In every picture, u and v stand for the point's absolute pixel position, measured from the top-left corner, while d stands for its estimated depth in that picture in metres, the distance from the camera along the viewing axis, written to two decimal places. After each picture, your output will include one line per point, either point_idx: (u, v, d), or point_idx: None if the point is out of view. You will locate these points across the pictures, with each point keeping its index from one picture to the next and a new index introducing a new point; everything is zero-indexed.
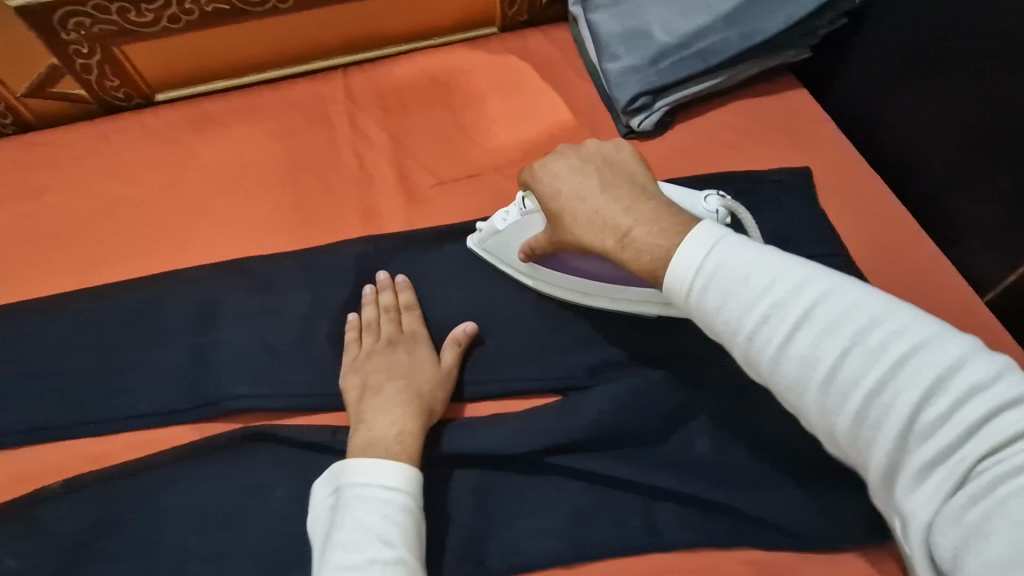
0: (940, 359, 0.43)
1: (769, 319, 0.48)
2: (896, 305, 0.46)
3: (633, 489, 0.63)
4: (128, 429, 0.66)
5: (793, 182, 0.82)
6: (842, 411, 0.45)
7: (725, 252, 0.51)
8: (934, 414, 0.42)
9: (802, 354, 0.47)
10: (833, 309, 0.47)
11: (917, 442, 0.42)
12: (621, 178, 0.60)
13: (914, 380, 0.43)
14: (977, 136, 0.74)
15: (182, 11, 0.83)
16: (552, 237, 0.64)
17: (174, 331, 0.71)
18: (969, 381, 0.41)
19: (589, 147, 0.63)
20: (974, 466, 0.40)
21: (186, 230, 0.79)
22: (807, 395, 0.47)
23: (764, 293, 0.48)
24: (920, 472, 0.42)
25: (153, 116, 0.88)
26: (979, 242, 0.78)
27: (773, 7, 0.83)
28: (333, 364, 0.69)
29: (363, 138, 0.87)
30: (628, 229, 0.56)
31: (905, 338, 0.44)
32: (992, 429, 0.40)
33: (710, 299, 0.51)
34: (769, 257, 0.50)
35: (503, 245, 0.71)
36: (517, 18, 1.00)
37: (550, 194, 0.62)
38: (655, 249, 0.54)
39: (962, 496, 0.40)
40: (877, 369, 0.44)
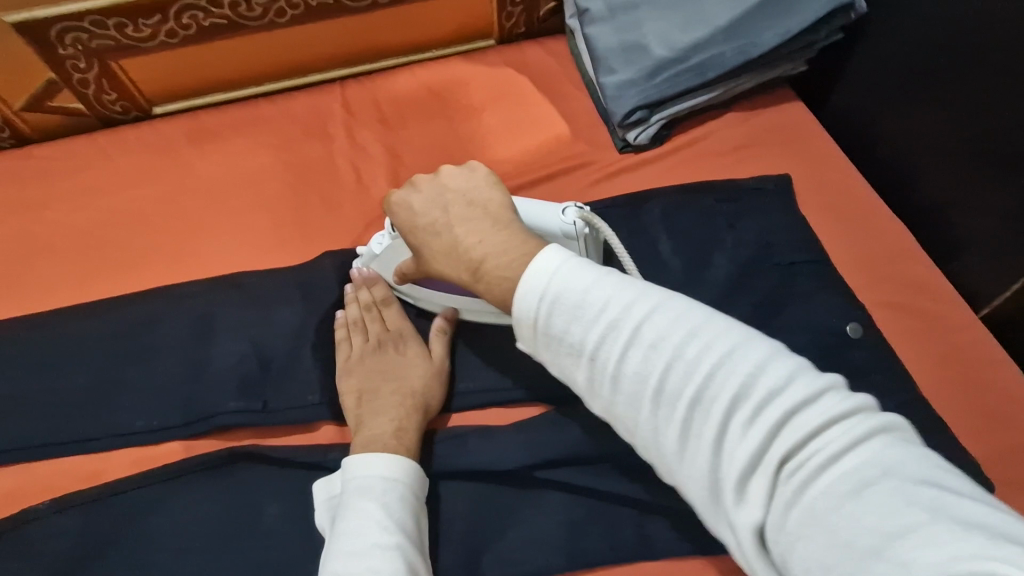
0: (744, 363, 0.42)
1: (602, 340, 0.46)
2: (705, 313, 0.46)
3: (626, 503, 0.62)
4: (122, 447, 0.66)
5: (771, 188, 0.82)
6: (670, 425, 0.44)
7: (561, 275, 0.48)
8: (745, 421, 0.41)
9: (630, 371, 0.45)
10: (654, 324, 0.45)
11: (734, 450, 0.41)
12: (476, 205, 0.58)
13: (726, 389, 0.42)
14: (972, 151, 0.75)
15: (180, 26, 0.84)
16: (420, 266, 0.63)
17: (168, 346, 0.71)
18: (771, 385, 0.41)
19: (443, 175, 0.61)
20: (787, 467, 0.39)
21: (181, 244, 0.79)
22: (642, 412, 0.45)
23: (595, 312, 0.47)
24: (742, 480, 0.40)
25: (150, 130, 0.88)
26: (975, 256, 0.78)
27: (768, 23, 0.83)
28: (325, 379, 0.69)
29: (358, 150, 0.87)
30: (481, 260, 0.54)
31: (714, 346, 0.43)
32: (796, 428, 0.39)
33: (552, 323, 0.48)
34: (597, 274, 0.48)
35: (383, 267, 0.70)
36: (514, 30, 1.01)
37: (408, 225, 0.61)
38: (504, 284, 0.52)
39: (781, 500, 0.39)
40: (694, 380, 0.43)
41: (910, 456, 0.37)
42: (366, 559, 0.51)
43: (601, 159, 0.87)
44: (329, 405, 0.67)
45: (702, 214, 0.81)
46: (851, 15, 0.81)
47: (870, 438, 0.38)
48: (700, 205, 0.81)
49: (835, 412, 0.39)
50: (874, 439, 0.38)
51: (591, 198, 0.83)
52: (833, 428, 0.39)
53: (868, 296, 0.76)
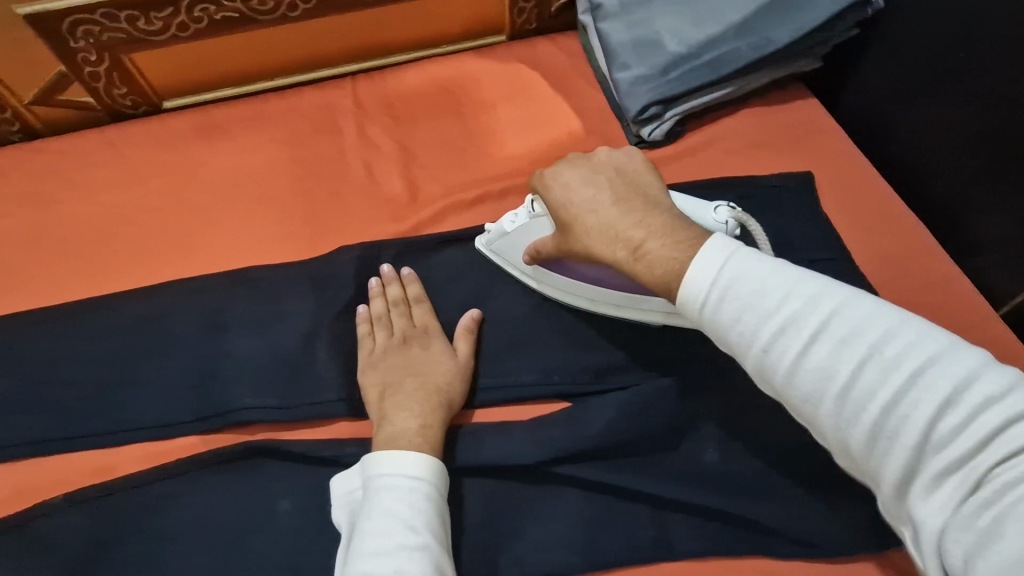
0: (951, 368, 0.42)
1: (784, 330, 0.47)
2: (908, 317, 0.45)
3: (643, 499, 0.61)
4: (133, 442, 0.65)
5: (794, 188, 0.82)
6: (858, 422, 0.44)
7: (741, 263, 0.49)
8: (951, 424, 0.40)
9: (812, 363, 0.46)
10: (850, 321, 0.45)
11: (934, 452, 0.41)
12: (633, 188, 0.59)
13: (931, 391, 0.41)
14: (987, 148, 0.74)
15: (192, 19, 0.83)
16: (560, 243, 0.63)
17: (181, 340, 0.70)
18: (986, 393, 0.40)
19: (602, 156, 0.62)
20: (993, 476, 0.39)
21: (193, 239, 0.78)
22: (822, 406, 0.45)
23: (780, 304, 0.47)
24: (933, 480, 0.41)
25: (160, 124, 0.87)
26: (994, 254, 0.78)
27: (785, 18, 0.82)
28: (338, 374, 0.68)
29: (370, 145, 0.86)
30: (642, 242, 0.55)
31: (917, 349, 0.43)
32: (1011, 438, 0.39)
33: (726, 310, 0.49)
34: (785, 267, 0.49)
35: (512, 247, 0.70)
36: (525, 26, 1.00)
37: (561, 199, 0.61)
38: (668, 263, 0.53)
39: (975, 505, 0.39)
40: (892, 379, 0.43)
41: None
42: (393, 560, 0.50)
43: None
44: (344, 400, 0.66)
45: None
46: (867, 11, 0.81)
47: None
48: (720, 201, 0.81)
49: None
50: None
51: None
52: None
53: (890, 296, 0.75)
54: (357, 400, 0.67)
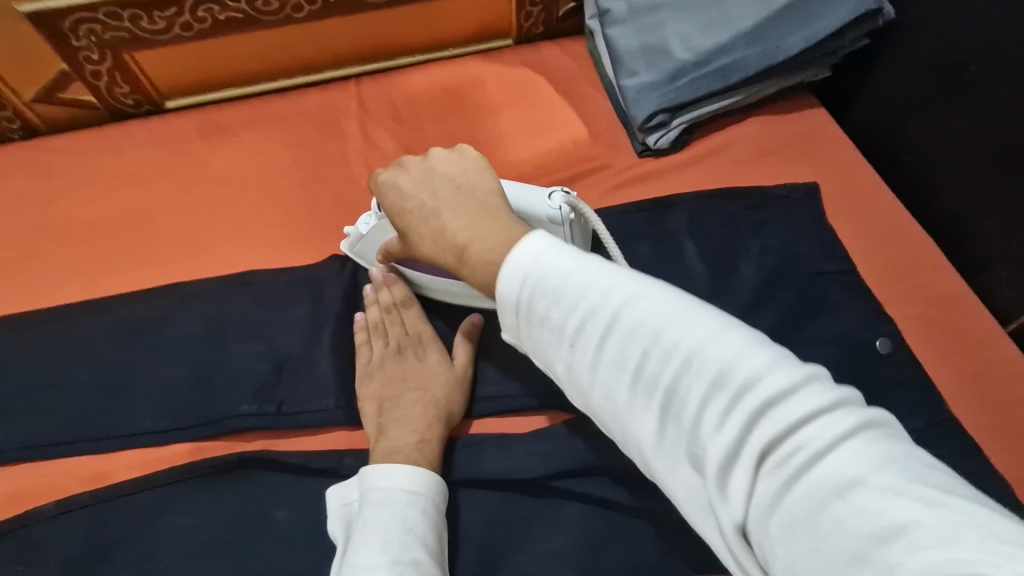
0: (717, 354, 0.40)
1: (581, 324, 0.45)
2: (685, 300, 0.44)
3: (646, 516, 0.60)
4: (128, 447, 0.64)
5: (802, 198, 0.81)
6: (648, 412, 0.43)
7: (541, 257, 0.47)
8: (721, 410, 0.39)
9: (606, 356, 0.44)
10: (635, 309, 0.44)
11: (710, 441, 0.39)
12: (465, 188, 0.55)
13: (700, 377, 0.40)
14: (998, 163, 0.73)
15: (195, 19, 0.82)
16: (405, 247, 0.61)
17: (177, 345, 0.70)
18: (748, 374, 0.39)
19: (434, 157, 0.58)
20: (768, 461, 0.37)
21: (193, 241, 0.78)
22: (621, 398, 0.44)
23: (573, 297, 0.45)
24: (722, 474, 0.39)
25: (163, 125, 0.87)
26: (1003, 270, 0.76)
27: (794, 27, 0.81)
28: (338, 382, 0.67)
29: (374, 148, 0.85)
30: (467, 243, 0.52)
31: (690, 335, 0.41)
32: (778, 420, 0.37)
33: (533, 307, 0.47)
34: (578, 256, 0.47)
35: (370, 248, 0.69)
36: (532, 31, 0.99)
37: (396, 204, 0.58)
38: (487, 267, 0.50)
39: (762, 496, 0.37)
40: (670, 369, 0.41)
41: (898, 454, 0.35)
42: None
43: (620, 163, 0.86)
44: (342, 409, 0.66)
45: (723, 219, 0.79)
46: (879, 20, 0.80)
47: (855, 434, 0.36)
48: (728, 211, 0.80)
49: (820, 405, 0.37)
50: (861, 434, 0.36)
51: (612, 203, 0.82)
52: (817, 420, 0.37)
53: (897, 311, 0.74)
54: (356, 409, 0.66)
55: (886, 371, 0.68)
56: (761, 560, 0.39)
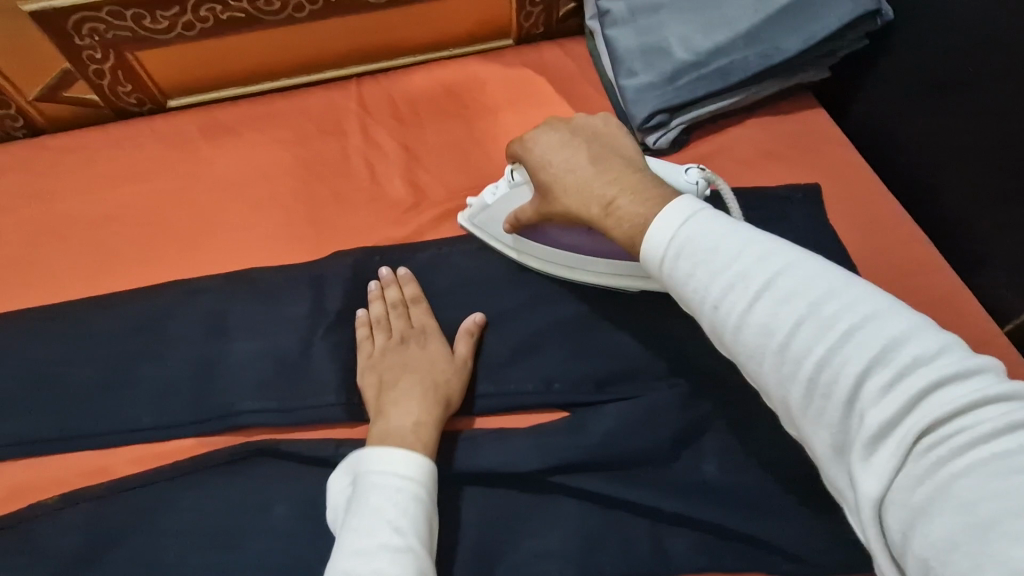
0: (886, 329, 0.40)
1: (730, 287, 0.45)
2: (852, 278, 0.43)
3: (642, 512, 0.61)
4: (130, 443, 0.65)
5: (801, 198, 0.81)
6: (795, 380, 0.42)
7: (701, 223, 0.49)
8: (881, 384, 0.38)
9: (756, 322, 0.44)
10: (793, 279, 0.44)
11: (865, 413, 0.39)
12: (610, 151, 0.59)
13: (864, 349, 0.40)
14: (999, 164, 0.73)
15: (197, 18, 0.83)
16: (538, 207, 0.64)
17: (181, 341, 0.70)
18: (917, 353, 0.38)
19: (578, 120, 0.63)
20: (926, 438, 0.37)
21: (195, 239, 0.78)
22: (765, 365, 0.44)
23: (725, 261, 0.46)
24: (869, 446, 0.38)
25: (165, 123, 0.87)
26: (1000, 271, 0.76)
27: (794, 28, 0.82)
28: (337, 379, 0.67)
29: (375, 147, 0.86)
30: (613, 198, 0.55)
31: (855, 309, 0.41)
32: (946, 399, 0.37)
33: (678, 268, 0.48)
34: (736, 227, 0.48)
35: (492, 220, 0.71)
36: (532, 31, 0.99)
37: (539, 161, 0.61)
38: (635, 218, 0.53)
39: (911, 470, 0.37)
40: (828, 339, 0.41)
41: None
42: (373, 560, 0.49)
43: None
44: (342, 405, 0.66)
45: None
46: (878, 21, 0.80)
47: None
48: (727, 210, 0.80)
49: (993, 393, 0.36)
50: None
51: None
52: (988, 407, 0.36)
53: None
54: (356, 405, 0.66)
55: None
56: (898, 540, 0.37)
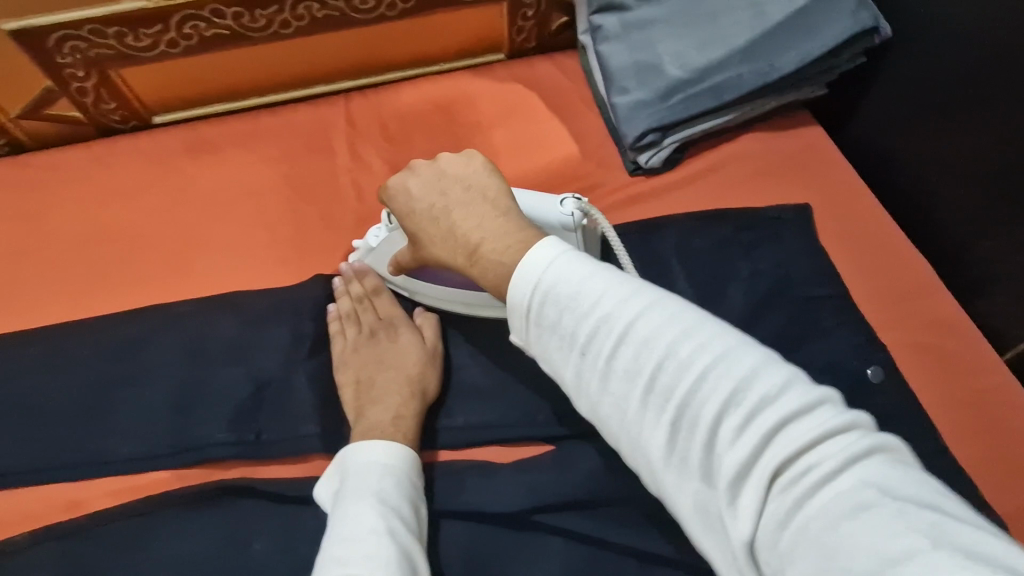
0: (735, 367, 0.41)
1: (594, 332, 0.45)
2: (700, 315, 0.45)
3: (629, 551, 0.59)
4: (106, 474, 0.63)
5: (794, 220, 0.79)
6: (658, 424, 0.43)
7: (563, 265, 0.48)
8: (735, 426, 0.39)
9: (618, 365, 0.44)
10: (650, 322, 0.44)
11: (724, 455, 0.39)
12: (469, 190, 0.58)
13: (717, 391, 0.40)
14: (999, 187, 0.71)
15: (181, 36, 0.81)
16: (415, 253, 0.63)
17: (159, 368, 0.69)
18: (765, 391, 0.40)
19: (442, 161, 0.60)
20: (781, 478, 0.38)
21: (176, 261, 0.77)
22: (631, 409, 0.44)
23: (587, 304, 0.46)
24: (733, 488, 0.39)
25: (149, 140, 0.86)
26: (1000, 296, 0.75)
27: (788, 45, 0.80)
28: (318, 408, 0.66)
29: (362, 166, 0.84)
30: (478, 243, 0.54)
31: (705, 348, 0.42)
32: (792, 437, 0.38)
33: (547, 313, 0.48)
34: (596, 267, 0.48)
35: (380, 261, 0.71)
36: (524, 45, 0.98)
37: (403, 207, 0.60)
38: (497, 268, 0.52)
39: (772, 511, 0.37)
40: (683, 382, 0.42)
41: (909, 480, 0.36)
42: (364, 544, 0.50)
43: (612, 183, 0.85)
44: (322, 435, 0.65)
45: (713, 242, 0.78)
46: (876, 39, 0.79)
47: (863, 454, 0.37)
48: (718, 233, 0.78)
49: (832, 426, 0.38)
50: (870, 458, 0.37)
51: None
52: (829, 440, 0.38)
53: (891, 338, 0.72)
54: (336, 435, 0.65)
55: (878, 402, 0.67)
56: None
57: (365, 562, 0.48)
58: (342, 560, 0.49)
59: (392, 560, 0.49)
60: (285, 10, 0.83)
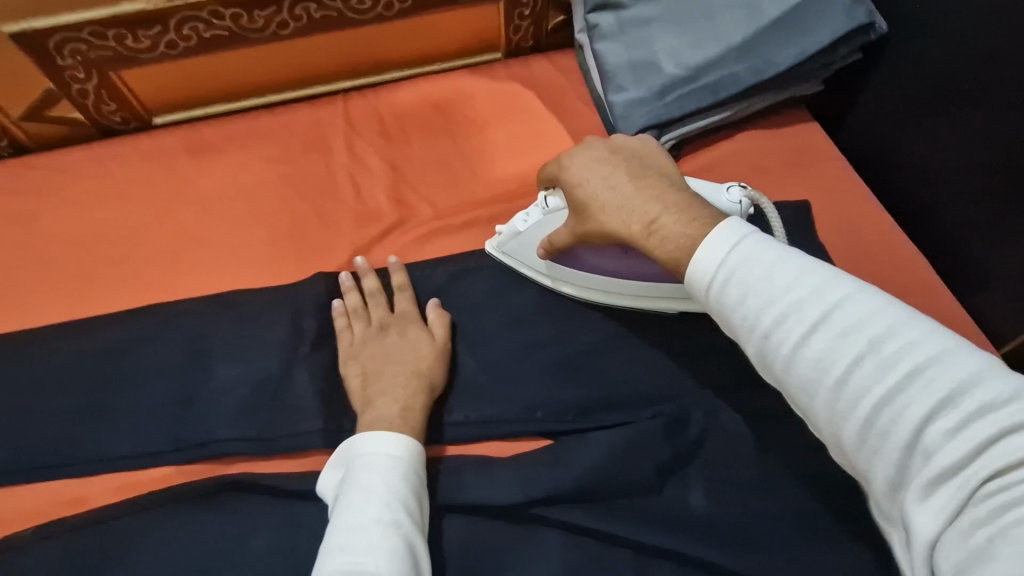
0: (952, 371, 0.39)
1: (790, 320, 0.44)
2: (914, 316, 0.42)
3: (624, 544, 0.60)
4: (108, 471, 0.64)
5: (792, 216, 0.79)
6: (851, 419, 0.41)
7: (753, 252, 0.47)
8: (946, 428, 0.37)
9: (812, 355, 0.43)
10: (855, 315, 0.42)
11: (929, 456, 0.38)
12: (646, 168, 0.58)
13: (929, 391, 0.39)
14: (997, 182, 0.71)
15: (180, 37, 0.82)
16: (574, 229, 0.62)
17: (161, 366, 0.69)
18: (985, 399, 0.37)
19: (617, 140, 0.61)
20: (988, 485, 0.36)
21: (177, 260, 0.77)
22: (819, 400, 0.43)
23: (779, 291, 0.45)
24: (927, 486, 0.38)
25: (149, 141, 0.86)
26: (994, 291, 0.75)
27: (785, 42, 0.80)
28: (316, 406, 0.66)
29: (360, 165, 0.85)
30: (656, 215, 0.53)
31: (919, 348, 0.40)
32: (1010, 448, 0.35)
33: (734, 297, 0.47)
34: (796, 259, 0.46)
35: (525, 246, 0.71)
36: (521, 44, 0.98)
37: (573, 179, 0.60)
38: (678, 239, 0.51)
39: (970, 515, 0.36)
40: (888, 380, 0.40)
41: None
42: (366, 534, 0.50)
43: None
44: (322, 432, 0.65)
45: None
46: (871, 35, 0.79)
47: None
48: None
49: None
50: None
51: None
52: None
53: None
54: (334, 431, 0.65)
55: None
56: None
57: (369, 553, 0.49)
58: (347, 550, 0.50)
59: (396, 555, 0.50)
60: (283, 11, 0.83)
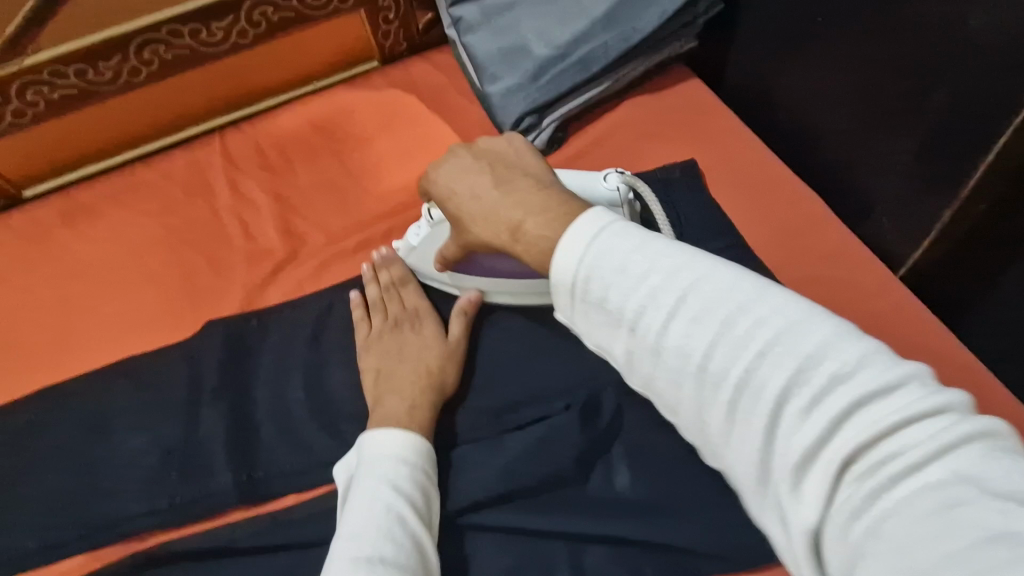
0: (802, 342, 0.35)
1: (642, 306, 0.40)
2: (765, 284, 0.39)
3: (558, 537, 0.60)
4: (20, 570, 0.61)
5: (681, 178, 0.79)
6: (713, 405, 0.37)
7: (608, 238, 0.43)
8: (802, 407, 0.34)
9: (670, 341, 0.39)
10: (703, 291, 0.39)
11: (790, 439, 0.34)
12: (509, 169, 0.55)
13: (780, 367, 0.35)
14: (864, 103, 0.70)
15: (26, 103, 0.78)
16: (459, 242, 0.58)
17: (64, 449, 0.67)
18: (837, 368, 0.34)
19: (481, 145, 0.59)
20: (855, 466, 0.32)
21: (65, 337, 0.74)
22: (684, 388, 0.39)
23: (632, 276, 0.41)
24: (795, 477, 0.33)
25: (20, 217, 0.82)
26: (884, 216, 0.75)
27: (645, 5, 0.79)
28: (227, 461, 0.64)
29: (244, 202, 0.82)
30: (520, 219, 0.49)
31: (771, 319, 0.37)
32: (873, 419, 0.32)
33: (590, 287, 0.43)
34: (643, 239, 0.43)
35: (423, 258, 0.71)
36: (396, 49, 0.95)
37: (444, 193, 0.57)
38: (542, 241, 0.47)
39: (843, 499, 0.32)
40: (743, 358, 0.36)
41: (1015, 472, 0.29)
42: (374, 531, 0.50)
43: None
44: (235, 487, 0.63)
45: None
46: None
47: (964, 444, 0.31)
48: None
49: (916, 410, 0.31)
50: (969, 446, 0.30)
51: None
52: (916, 426, 0.31)
53: (789, 276, 0.73)
54: (248, 483, 0.63)
55: None
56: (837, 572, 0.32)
57: (377, 548, 0.48)
58: (354, 546, 0.49)
59: (405, 548, 0.49)
60: (130, 57, 0.80)
